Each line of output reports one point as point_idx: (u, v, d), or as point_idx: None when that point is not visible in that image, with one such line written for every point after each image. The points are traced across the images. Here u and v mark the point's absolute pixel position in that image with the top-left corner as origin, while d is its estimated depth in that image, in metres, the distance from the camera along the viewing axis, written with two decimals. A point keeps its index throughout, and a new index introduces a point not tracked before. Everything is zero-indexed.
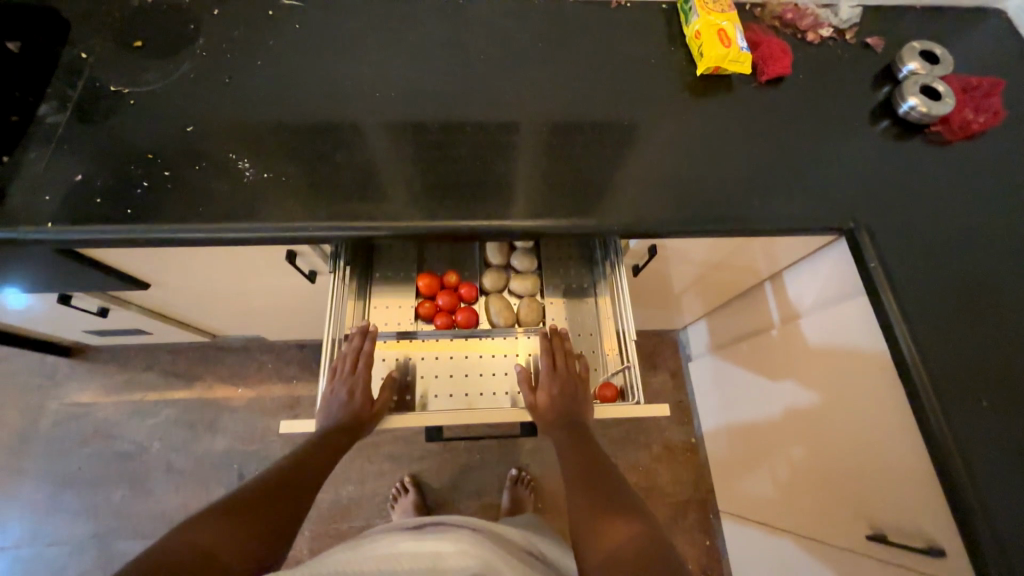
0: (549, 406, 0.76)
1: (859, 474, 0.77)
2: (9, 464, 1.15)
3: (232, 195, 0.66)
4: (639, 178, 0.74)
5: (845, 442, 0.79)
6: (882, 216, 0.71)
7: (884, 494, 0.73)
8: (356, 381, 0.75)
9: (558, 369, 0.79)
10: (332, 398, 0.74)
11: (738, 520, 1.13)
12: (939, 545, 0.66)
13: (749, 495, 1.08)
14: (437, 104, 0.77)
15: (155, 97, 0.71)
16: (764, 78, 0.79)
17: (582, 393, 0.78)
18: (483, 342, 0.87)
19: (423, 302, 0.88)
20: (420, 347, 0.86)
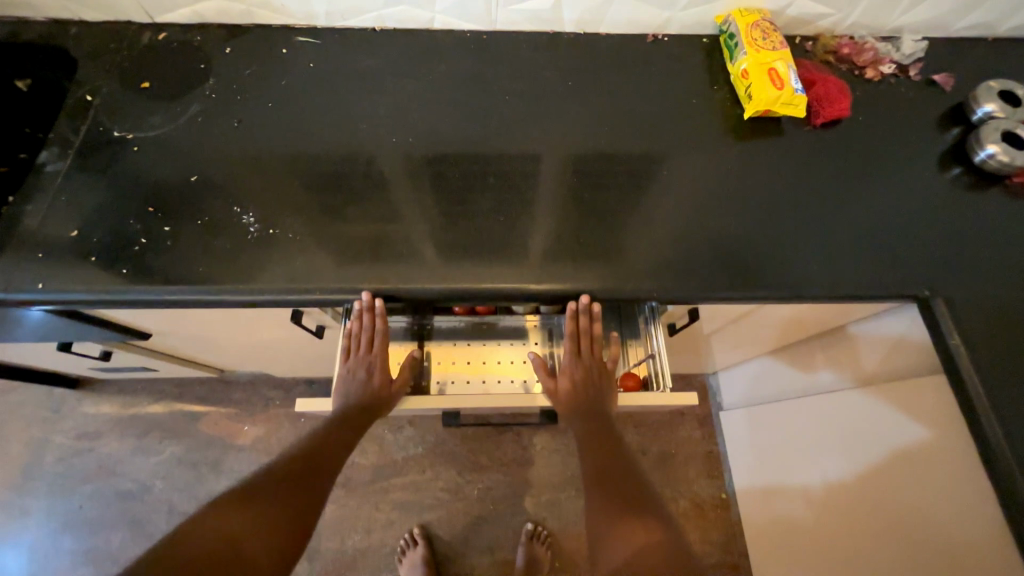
0: (569, 393, 0.69)
1: (896, 508, 0.72)
2: (12, 500, 1.13)
3: (236, 252, 0.62)
4: (678, 232, 0.66)
5: (890, 461, 0.74)
6: (959, 282, 0.63)
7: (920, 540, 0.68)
8: (372, 362, 0.68)
9: (583, 355, 0.69)
10: (349, 376, 0.69)
11: (754, 536, 1.08)
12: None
13: (772, 514, 1.03)
14: (457, 146, 0.71)
15: (160, 142, 0.67)
16: (819, 121, 0.71)
17: (608, 380, 0.71)
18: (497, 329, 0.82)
19: None
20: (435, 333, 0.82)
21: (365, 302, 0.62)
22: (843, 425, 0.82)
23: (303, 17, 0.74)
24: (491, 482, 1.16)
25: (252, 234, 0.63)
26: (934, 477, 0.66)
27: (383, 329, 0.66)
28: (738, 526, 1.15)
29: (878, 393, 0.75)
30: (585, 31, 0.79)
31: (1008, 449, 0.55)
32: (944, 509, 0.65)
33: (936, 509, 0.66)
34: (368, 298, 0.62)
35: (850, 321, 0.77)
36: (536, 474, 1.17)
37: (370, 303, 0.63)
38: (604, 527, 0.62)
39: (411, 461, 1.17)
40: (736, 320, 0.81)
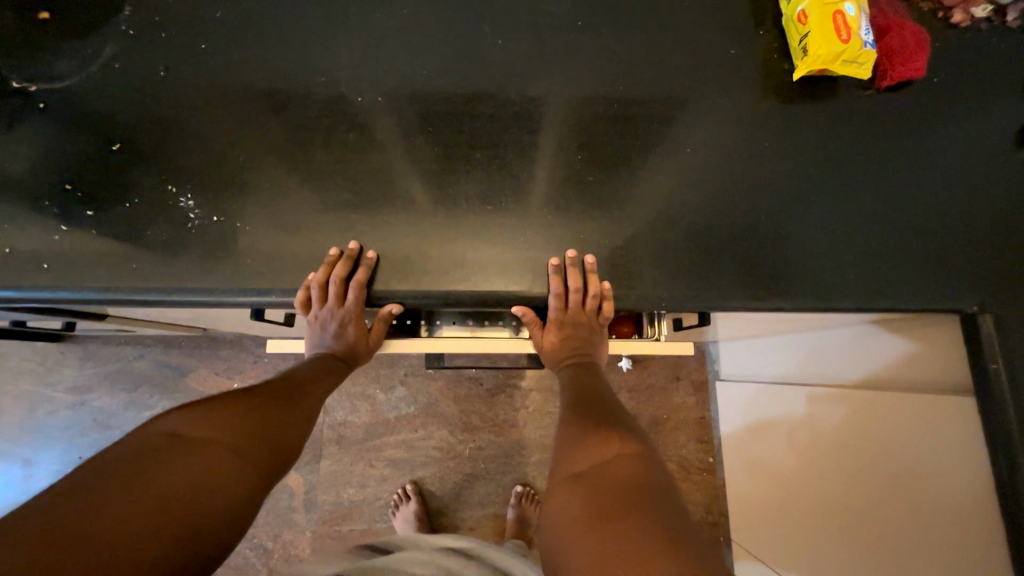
0: (557, 351, 0.62)
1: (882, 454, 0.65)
2: (10, 451, 1.15)
3: (173, 245, 0.54)
4: (695, 223, 0.56)
5: (880, 426, 0.66)
6: (1015, 295, 0.54)
7: (904, 483, 0.62)
8: (345, 317, 0.58)
9: (575, 314, 0.58)
10: (320, 328, 0.61)
11: (749, 476, 1.05)
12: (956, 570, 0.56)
13: (764, 462, 0.99)
14: (438, 104, 0.59)
15: (70, 99, 0.56)
16: (884, 84, 0.58)
17: (601, 335, 0.62)
18: None
19: None
20: None
21: (351, 251, 0.54)
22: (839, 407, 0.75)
23: None
24: (483, 443, 1.18)
25: (193, 221, 0.54)
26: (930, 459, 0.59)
27: (361, 284, 0.54)
28: (722, 490, 1.18)
29: (867, 402, 0.69)
30: None
31: None
32: (935, 469, 0.58)
33: (934, 455, 0.59)
34: (357, 248, 0.55)
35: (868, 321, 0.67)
36: (527, 437, 1.18)
37: (357, 253, 0.55)
38: (560, 449, 0.53)
39: (403, 421, 1.18)
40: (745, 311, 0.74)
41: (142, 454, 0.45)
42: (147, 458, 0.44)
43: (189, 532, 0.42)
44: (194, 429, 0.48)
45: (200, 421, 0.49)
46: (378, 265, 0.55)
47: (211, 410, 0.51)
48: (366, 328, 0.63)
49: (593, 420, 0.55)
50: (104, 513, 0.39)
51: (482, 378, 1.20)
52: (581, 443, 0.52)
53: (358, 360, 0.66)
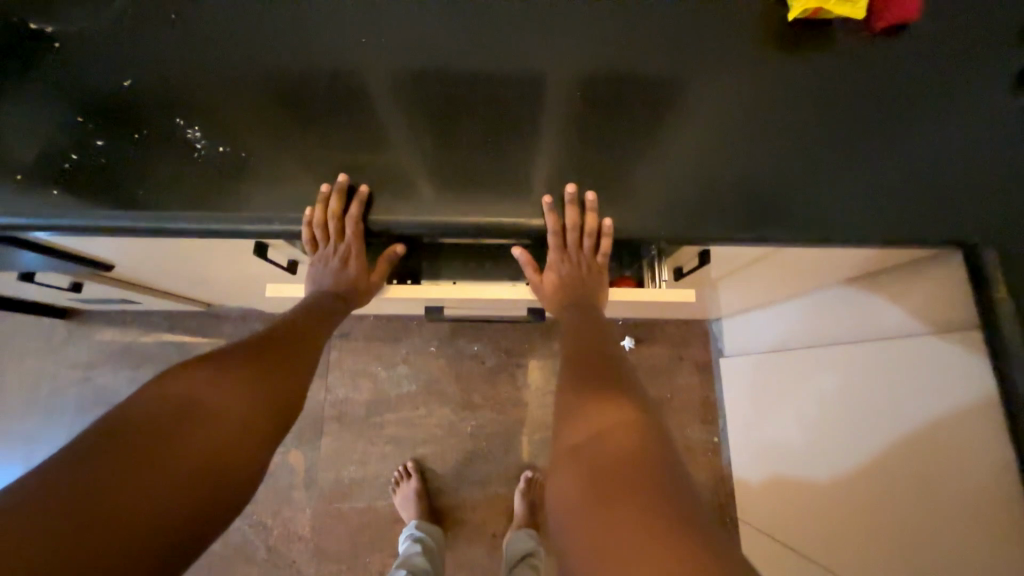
0: (555, 290, 0.64)
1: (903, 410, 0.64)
2: (13, 428, 1.15)
3: (179, 173, 0.54)
4: (696, 160, 0.57)
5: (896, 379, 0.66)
6: (1018, 228, 0.54)
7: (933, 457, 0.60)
8: (346, 252, 0.59)
9: (575, 252, 0.59)
10: (326, 265, 0.62)
11: (761, 454, 1.02)
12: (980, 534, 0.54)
13: (777, 438, 0.96)
14: (441, 50, 0.60)
15: (86, 40, 0.58)
16: (878, 25, 0.59)
17: (599, 273, 0.63)
18: None
19: None
20: None
21: (343, 185, 0.54)
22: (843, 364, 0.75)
23: None
24: (485, 421, 1.17)
25: (199, 152, 0.55)
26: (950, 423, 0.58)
27: (357, 218, 0.54)
28: (727, 472, 1.16)
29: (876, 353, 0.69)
30: None
31: None
32: (961, 433, 0.57)
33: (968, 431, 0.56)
34: (349, 181, 0.55)
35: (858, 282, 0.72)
36: (529, 416, 1.17)
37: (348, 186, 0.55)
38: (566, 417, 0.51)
39: (405, 399, 1.17)
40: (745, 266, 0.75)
41: (156, 423, 0.42)
42: (161, 427, 0.42)
43: (205, 514, 0.42)
44: (208, 398, 0.46)
45: (213, 389, 0.47)
46: (372, 200, 0.55)
47: (223, 376, 0.49)
48: (368, 268, 0.65)
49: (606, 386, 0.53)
50: (123, 489, 0.38)
51: (484, 356, 1.20)
52: (591, 412, 0.50)
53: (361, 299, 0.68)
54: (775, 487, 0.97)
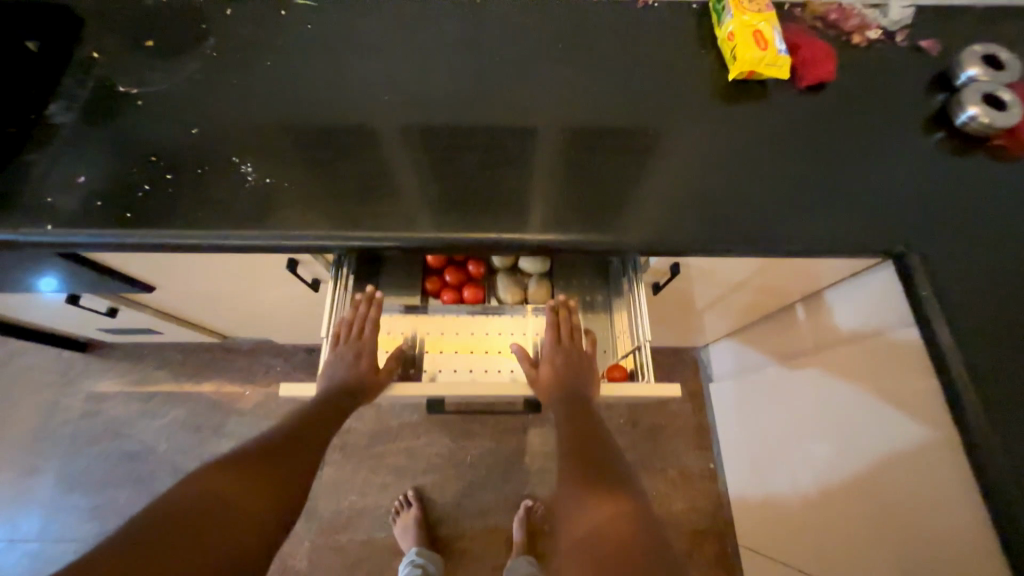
0: (550, 382, 0.70)
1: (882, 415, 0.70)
2: (21, 460, 1.17)
3: (232, 198, 0.63)
4: (665, 188, 0.67)
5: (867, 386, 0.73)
6: (937, 240, 0.63)
7: (915, 474, 0.64)
8: (362, 347, 0.70)
9: (563, 342, 0.72)
10: (338, 362, 0.70)
11: (756, 477, 1.05)
12: (963, 531, 0.58)
13: (772, 457, 0.99)
14: (450, 105, 0.73)
15: (162, 97, 0.69)
16: (803, 84, 0.73)
17: (591, 368, 0.71)
18: (489, 319, 0.83)
19: (430, 278, 0.84)
20: (431, 322, 0.82)
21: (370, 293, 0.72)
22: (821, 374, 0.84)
23: None
24: (485, 449, 1.19)
25: (249, 182, 0.65)
26: (903, 415, 0.66)
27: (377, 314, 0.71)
28: (725, 498, 1.18)
29: (834, 352, 0.80)
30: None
31: (975, 396, 0.56)
32: (924, 432, 0.63)
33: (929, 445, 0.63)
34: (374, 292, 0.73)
35: (799, 298, 0.88)
36: (529, 444, 1.20)
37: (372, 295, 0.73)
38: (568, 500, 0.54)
39: (407, 428, 1.21)
40: (718, 285, 0.84)
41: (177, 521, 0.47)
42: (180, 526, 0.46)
43: None
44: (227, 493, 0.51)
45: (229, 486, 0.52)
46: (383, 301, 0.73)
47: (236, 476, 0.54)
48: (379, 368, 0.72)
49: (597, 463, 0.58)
50: None
51: None
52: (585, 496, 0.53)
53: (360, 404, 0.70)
54: (774, 507, 0.99)
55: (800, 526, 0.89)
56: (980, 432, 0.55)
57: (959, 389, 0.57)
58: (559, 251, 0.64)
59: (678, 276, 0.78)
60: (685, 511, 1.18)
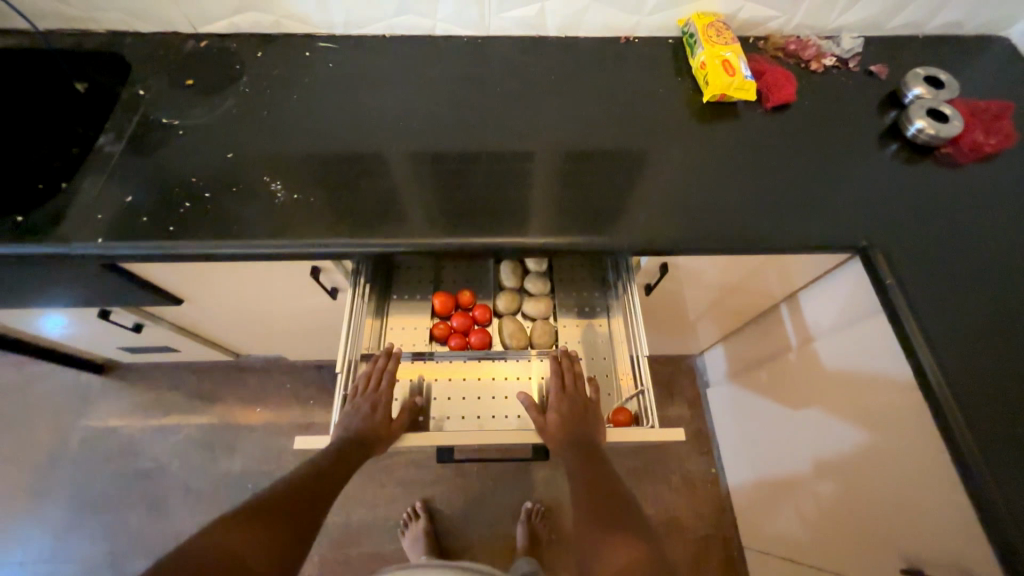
0: (557, 430, 0.71)
1: (864, 399, 0.76)
2: (37, 481, 1.19)
3: (264, 212, 0.71)
4: (651, 196, 0.75)
5: (847, 372, 0.79)
6: (896, 235, 0.71)
7: (900, 455, 0.69)
8: (378, 399, 0.72)
9: (569, 389, 0.75)
10: (353, 414, 0.71)
11: (756, 478, 1.08)
12: (950, 507, 0.62)
13: (769, 453, 1.03)
14: (456, 130, 0.82)
15: (201, 127, 0.78)
16: (770, 104, 0.82)
17: (596, 413, 0.73)
18: (493, 364, 0.88)
19: (437, 323, 0.89)
20: (437, 369, 0.86)
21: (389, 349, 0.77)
22: (805, 369, 0.90)
23: (324, 25, 0.88)
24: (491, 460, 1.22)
25: (279, 197, 0.72)
26: (881, 395, 0.72)
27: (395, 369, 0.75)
28: (727, 503, 1.20)
29: (821, 348, 0.85)
30: (566, 34, 0.92)
31: (938, 369, 0.61)
32: (901, 409, 0.69)
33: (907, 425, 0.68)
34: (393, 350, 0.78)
35: (779, 299, 0.94)
36: None
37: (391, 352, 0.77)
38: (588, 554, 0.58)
39: None
40: (707, 288, 0.90)
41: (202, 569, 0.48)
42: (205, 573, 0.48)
43: None
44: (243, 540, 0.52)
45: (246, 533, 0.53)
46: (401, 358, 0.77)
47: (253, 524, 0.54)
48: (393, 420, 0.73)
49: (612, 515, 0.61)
50: None
51: None
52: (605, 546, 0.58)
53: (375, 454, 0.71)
54: (773, 505, 1.02)
55: (800, 520, 0.92)
56: (946, 403, 0.60)
57: (925, 364, 0.62)
58: (557, 253, 0.71)
59: (665, 276, 0.84)
60: (689, 517, 1.20)
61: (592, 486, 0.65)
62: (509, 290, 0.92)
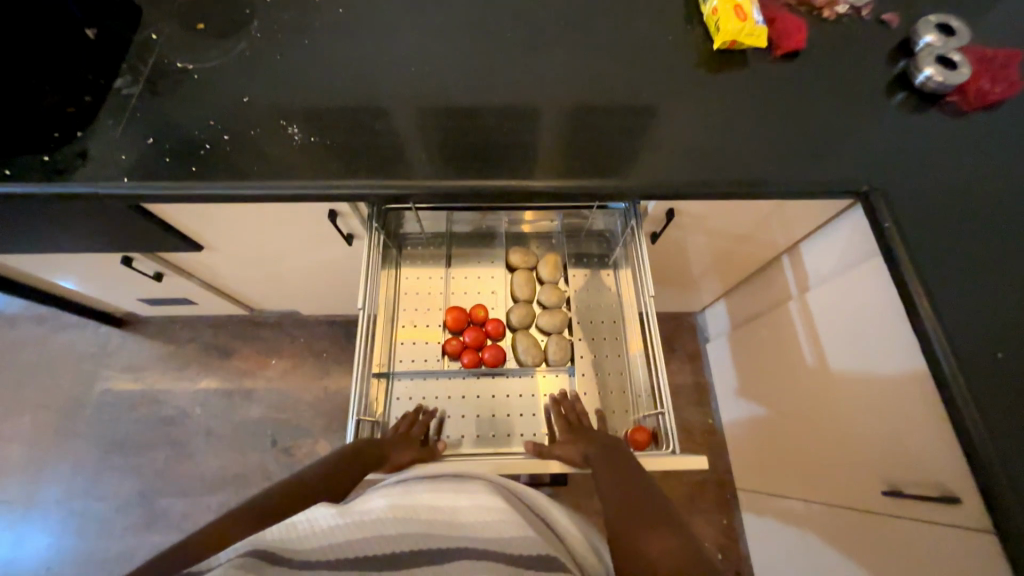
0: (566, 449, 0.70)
1: (856, 338, 0.79)
2: (65, 426, 1.25)
3: (283, 153, 0.73)
4: (658, 142, 0.76)
5: (841, 320, 0.82)
6: (897, 181, 0.72)
7: (889, 394, 0.73)
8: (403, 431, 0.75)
9: (572, 423, 0.76)
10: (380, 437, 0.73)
11: (750, 423, 1.13)
12: (931, 434, 0.66)
13: (764, 400, 1.08)
14: (467, 76, 0.83)
15: (214, 72, 0.79)
16: (779, 52, 0.82)
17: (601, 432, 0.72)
18: (507, 382, 0.88)
19: (450, 338, 0.89)
20: (447, 386, 0.87)
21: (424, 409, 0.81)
22: (800, 318, 0.93)
23: None
24: None
25: (296, 140, 0.74)
26: (873, 337, 0.76)
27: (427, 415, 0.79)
28: (723, 450, 1.27)
29: (812, 297, 0.89)
30: None
31: (929, 305, 0.64)
32: (895, 352, 0.71)
33: (898, 367, 0.71)
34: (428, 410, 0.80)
35: (781, 251, 0.97)
36: None
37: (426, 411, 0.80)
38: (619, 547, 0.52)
39: None
40: (712, 239, 0.93)
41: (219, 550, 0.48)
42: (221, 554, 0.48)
43: None
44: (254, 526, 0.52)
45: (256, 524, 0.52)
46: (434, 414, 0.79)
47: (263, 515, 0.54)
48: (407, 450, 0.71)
49: (636, 505, 0.56)
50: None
51: None
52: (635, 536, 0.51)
53: (381, 472, 0.68)
54: (767, 448, 1.07)
55: (792, 460, 0.98)
56: (932, 333, 0.63)
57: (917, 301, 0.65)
58: (566, 195, 0.73)
59: (672, 223, 0.86)
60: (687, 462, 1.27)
61: (614, 485, 0.60)
62: (522, 302, 0.92)
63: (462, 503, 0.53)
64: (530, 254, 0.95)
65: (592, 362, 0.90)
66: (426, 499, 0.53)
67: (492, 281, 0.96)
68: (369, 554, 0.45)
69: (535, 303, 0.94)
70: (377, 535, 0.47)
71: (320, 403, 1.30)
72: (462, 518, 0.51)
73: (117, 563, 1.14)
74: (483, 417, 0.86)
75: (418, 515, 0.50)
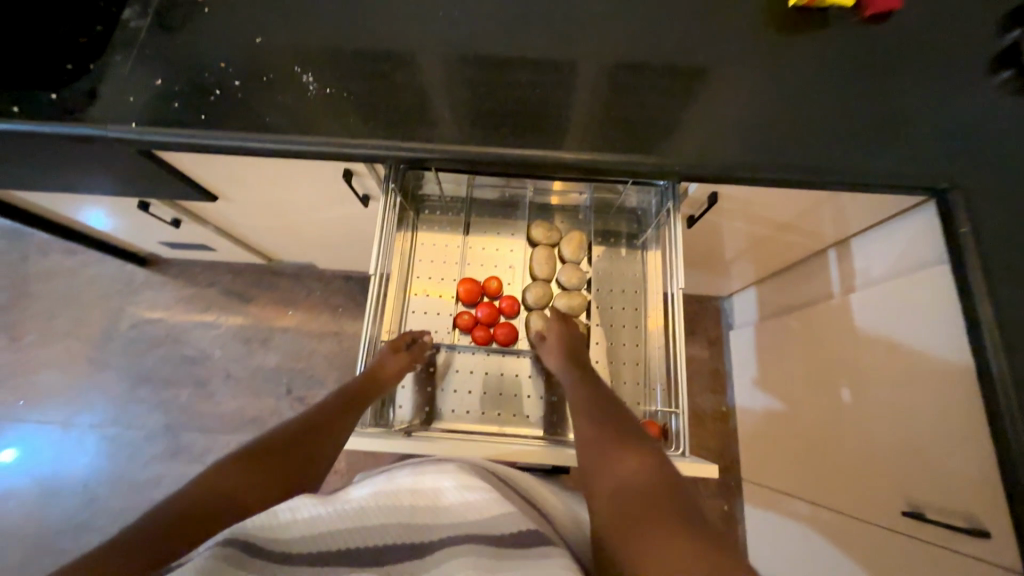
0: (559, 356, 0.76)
1: (902, 352, 0.72)
2: (96, 357, 1.31)
3: (298, 103, 0.68)
4: (709, 115, 0.68)
5: (886, 331, 0.76)
6: (985, 180, 0.63)
7: (929, 420, 0.68)
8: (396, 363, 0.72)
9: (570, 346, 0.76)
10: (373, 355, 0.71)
11: (767, 417, 1.10)
12: (971, 467, 0.62)
13: (785, 397, 1.03)
14: (502, 24, 0.74)
15: (227, 6, 0.73)
16: (867, 13, 0.71)
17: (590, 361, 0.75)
18: (518, 361, 0.86)
19: (463, 312, 0.86)
20: (457, 359, 0.85)
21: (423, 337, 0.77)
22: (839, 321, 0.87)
23: None
24: None
25: (311, 90, 0.68)
26: (920, 356, 0.69)
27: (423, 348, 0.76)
28: (733, 439, 1.25)
29: (857, 301, 0.82)
30: None
31: (997, 330, 0.57)
32: (946, 378, 0.65)
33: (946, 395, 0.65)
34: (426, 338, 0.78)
35: (829, 244, 0.89)
36: None
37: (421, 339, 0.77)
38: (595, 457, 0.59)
39: None
40: (754, 226, 0.85)
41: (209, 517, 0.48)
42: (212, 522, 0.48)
43: None
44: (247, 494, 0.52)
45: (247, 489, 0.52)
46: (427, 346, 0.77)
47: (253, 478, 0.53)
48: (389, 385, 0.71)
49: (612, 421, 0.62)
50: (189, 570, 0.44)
51: None
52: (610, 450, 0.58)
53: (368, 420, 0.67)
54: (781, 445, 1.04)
55: (807, 462, 0.95)
56: (995, 362, 0.57)
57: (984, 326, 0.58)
58: (600, 171, 0.66)
59: (712, 208, 0.78)
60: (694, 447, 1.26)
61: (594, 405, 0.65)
62: (541, 280, 0.88)
63: (445, 484, 0.55)
64: (553, 229, 0.89)
65: (608, 349, 0.87)
66: (407, 485, 0.55)
67: (511, 255, 0.91)
68: (356, 543, 0.47)
69: (554, 282, 0.90)
70: (362, 523, 0.49)
71: (334, 357, 1.32)
72: (444, 502, 0.52)
73: (146, 487, 1.23)
74: (489, 393, 0.85)
75: (400, 499, 0.53)
